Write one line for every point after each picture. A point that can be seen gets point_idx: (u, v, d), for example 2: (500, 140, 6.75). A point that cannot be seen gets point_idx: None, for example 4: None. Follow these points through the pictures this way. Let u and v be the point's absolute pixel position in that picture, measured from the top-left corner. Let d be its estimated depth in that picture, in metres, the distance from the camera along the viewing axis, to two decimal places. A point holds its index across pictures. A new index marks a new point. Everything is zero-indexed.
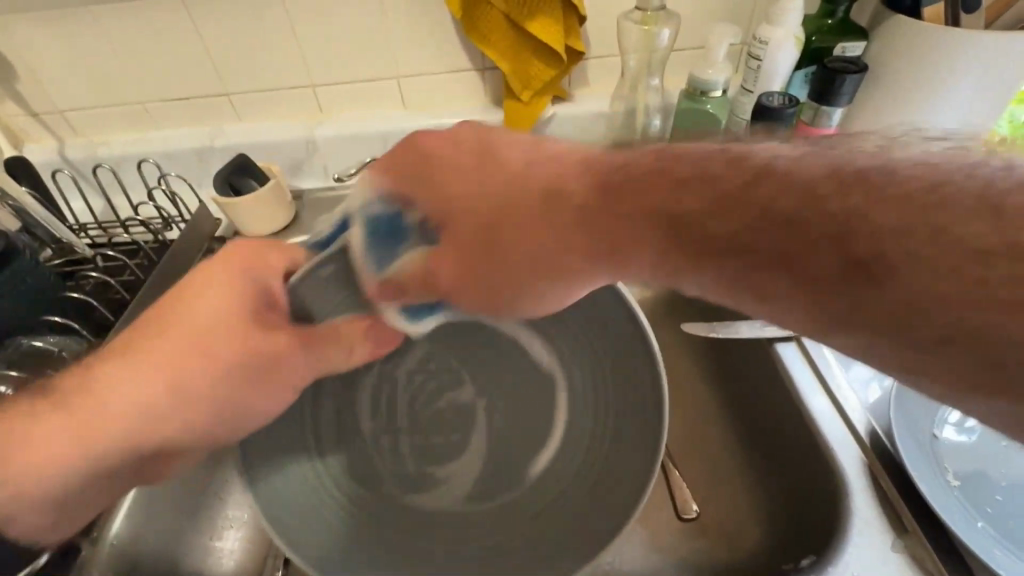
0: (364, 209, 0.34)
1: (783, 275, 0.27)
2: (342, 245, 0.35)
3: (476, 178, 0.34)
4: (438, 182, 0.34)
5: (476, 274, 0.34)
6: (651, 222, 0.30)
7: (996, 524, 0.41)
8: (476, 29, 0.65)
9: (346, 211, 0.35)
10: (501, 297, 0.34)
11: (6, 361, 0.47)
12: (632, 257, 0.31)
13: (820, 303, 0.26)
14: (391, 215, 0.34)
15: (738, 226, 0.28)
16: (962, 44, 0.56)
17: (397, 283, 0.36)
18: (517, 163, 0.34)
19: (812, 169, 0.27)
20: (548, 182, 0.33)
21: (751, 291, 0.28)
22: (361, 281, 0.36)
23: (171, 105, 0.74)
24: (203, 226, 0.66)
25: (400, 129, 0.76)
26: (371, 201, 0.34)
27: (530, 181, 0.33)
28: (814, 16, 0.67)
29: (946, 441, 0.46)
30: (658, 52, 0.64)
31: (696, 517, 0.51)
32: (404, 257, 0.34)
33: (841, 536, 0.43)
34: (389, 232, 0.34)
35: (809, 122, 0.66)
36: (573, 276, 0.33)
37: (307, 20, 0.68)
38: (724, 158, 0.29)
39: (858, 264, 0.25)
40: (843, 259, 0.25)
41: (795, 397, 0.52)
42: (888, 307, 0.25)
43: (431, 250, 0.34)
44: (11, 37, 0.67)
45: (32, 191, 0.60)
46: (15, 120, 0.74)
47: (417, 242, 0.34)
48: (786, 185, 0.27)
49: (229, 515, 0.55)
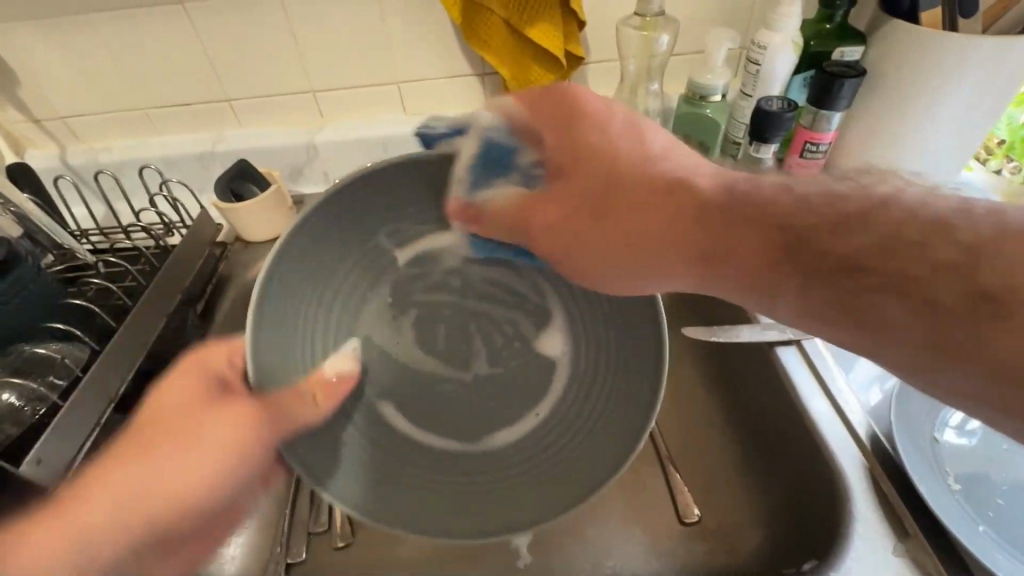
0: (489, 130, 0.40)
1: (815, 275, 0.32)
2: (452, 149, 0.42)
3: (590, 140, 0.39)
4: (577, 134, 0.39)
5: (571, 230, 0.39)
6: (734, 256, 0.34)
7: (997, 527, 0.41)
8: (476, 35, 0.65)
9: (465, 120, 0.42)
10: (599, 269, 0.39)
11: (10, 369, 0.47)
12: (712, 275, 0.35)
13: (871, 323, 0.30)
14: (505, 149, 0.41)
15: (811, 257, 0.32)
16: (960, 47, 0.56)
17: (476, 212, 0.41)
18: (615, 133, 0.39)
19: (867, 218, 0.31)
20: (639, 160, 0.38)
21: (822, 314, 0.32)
22: (448, 197, 0.42)
23: (173, 111, 0.75)
24: (205, 231, 0.65)
25: (400, 135, 0.76)
26: (495, 128, 0.41)
27: (622, 155, 0.38)
28: (813, 21, 0.67)
29: (947, 445, 0.46)
30: (657, 57, 0.64)
31: (696, 521, 0.52)
32: (498, 187, 0.41)
33: (842, 541, 0.43)
34: (496, 165, 0.41)
35: (808, 126, 0.66)
36: (651, 267, 0.37)
37: (309, 26, 0.68)
38: (774, 209, 0.34)
39: (897, 276, 0.29)
40: (895, 293, 0.29)
41: (795, 400, 0.53)
42: (933, 304, 0.28)
43: (525, 190, 0.40)
44: (13, 44, 0.67)
45: (34, 197, 0.61)
46: (17, 126, 0.74)
47: (516, 181, 0.41)
48: (835, 232, 0.31)
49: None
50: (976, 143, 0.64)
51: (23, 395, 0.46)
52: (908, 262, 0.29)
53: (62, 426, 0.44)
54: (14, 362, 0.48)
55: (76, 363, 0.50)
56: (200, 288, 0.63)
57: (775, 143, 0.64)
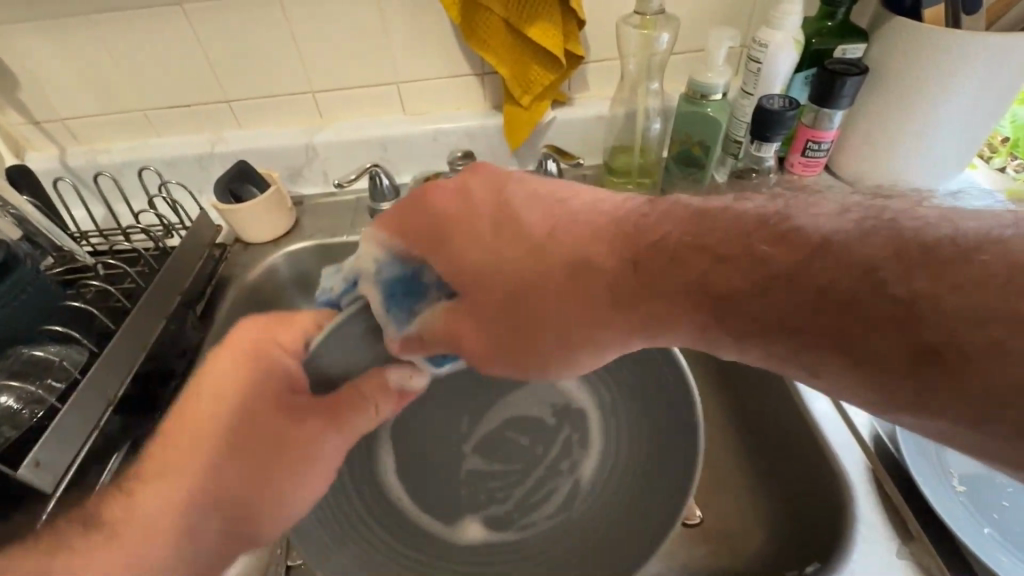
0: (377, 271, 0.40)
1: (785, 337, 0.29)
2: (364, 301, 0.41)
3: (494, 245, 0.37)
4: (453, 245, 0.38)
5: (496, 350, 0.38)
6: (680, 304, 0.32)
7: (1002, 529, 0.41)
8: (475, 35, 0.65)
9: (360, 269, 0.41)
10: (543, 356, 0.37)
11: (6, 371, 0.47)
12: (663, 330, 0.33)
13: (879, 382, 0.26)
14: (402, 278, 0.40)
15: (777, 311, 0.29)
16: (965, 44, 0.56)
17: (418, 338, 0.40)
18: (540, 230, 0.37)
19: (864, 247, 0.27)
20: (572, 259, 0.35)
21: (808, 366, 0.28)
22: (386, 337, 0.41)
23: (172, 112, 0.75)
24: (203, 233, 0.65)
25: (400, 135, 0.76)
26: (383, 262, 0.40)
27: (552, 259, 0.35)
28: (814, 18, 0.67)
29: (951, 445, 0.46)
30: (658, 55, 0.64)
31: (698, 523, 0.52)
32: (426, 314, 0.39)
33: (845, 543, 0.43)
34: (405, 292, 0.40)
35: (810, 125, 0.66)
36: (599, 341, 0.35)
37: (308, 26, 0.68)
38: (759, 225, 0.30)
39: (881, 344, 0.26)
40: (908, 349, 0.25)
41: (798, 400, 0.52)
42: (918, 364, 0.25)
43: (447, 303, 0.39)
44: (11, 46, 0.67)
45: (33, 200, 0.61)
46: (16, 128, 0.74)
47: (436, 298, 0.40)
48: (841, 265, 0.27)
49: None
50: (980, 141, 0.63)
51: (22, 398, 0.46)
52: (893, 336, 0.26)
53: (61, 429, 0.44)
54: (9, 365, 0.47)
55: (74, 366, 0.50)
56: (201, 289, 0.63)
57: (777, 142, 0.63)
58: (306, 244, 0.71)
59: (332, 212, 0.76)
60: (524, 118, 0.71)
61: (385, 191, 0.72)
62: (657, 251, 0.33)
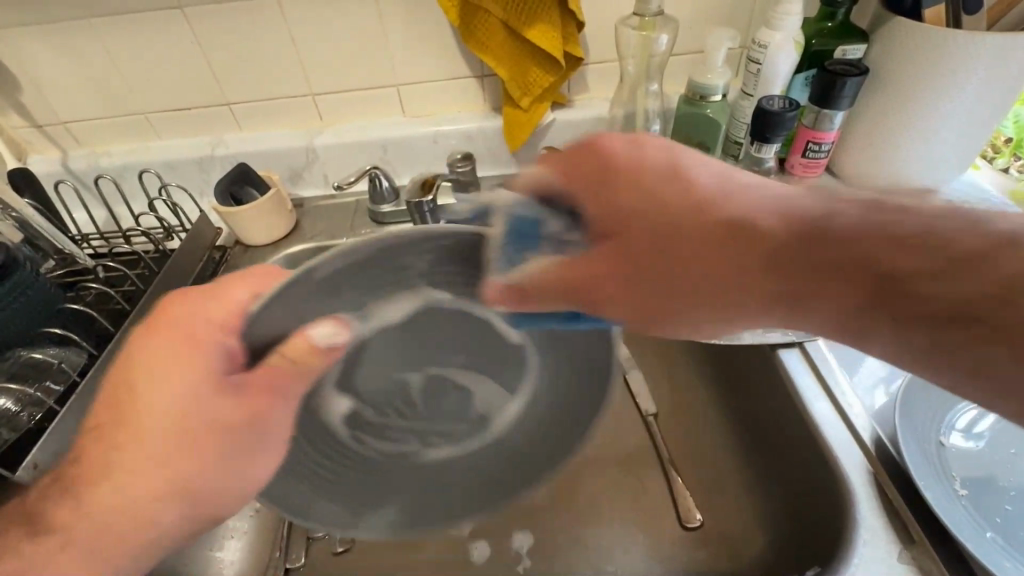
0: (508, 209, 0.35)
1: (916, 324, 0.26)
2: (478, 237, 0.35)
3: (647, 200, 0.33)
4: (606, 197, 0.34)
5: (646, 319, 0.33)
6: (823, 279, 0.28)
7: (1005, 533, 0.40)
8: (474, 37, 0.65)
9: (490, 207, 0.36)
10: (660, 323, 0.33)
11: (6, 374, 0.47)
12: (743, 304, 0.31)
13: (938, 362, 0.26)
14: (529, 222, 0.35)
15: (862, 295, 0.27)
16: (967, 44, 0.55)
17: (521, 288, 0.35)
18: (670, 186, 0.32)
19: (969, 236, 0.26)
20: (731, 215, 0.31)
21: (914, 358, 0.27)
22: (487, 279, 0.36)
23: (173, 115, 0.75)
24: (204, 234, 0.66)
25: (400, 137, 0.76)
26: (515, 205, 0.35)
27: (678, 206, 0.32)
28: (814, 19, 0.67)
29: (953, 448, 0.46)
30: (657, 56, 0.64)
31: (698, 526, 0.52)
32: (533, 263, 0.34)
33: (847, 548, 0.42)
34: (526, 237, 0.35)
35: (810, 126, 0.65)
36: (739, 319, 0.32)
37: (307, 29, 0.68)
38: (883, 237, 0.27)
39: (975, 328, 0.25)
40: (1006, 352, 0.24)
41: (799, 404, 0.51)
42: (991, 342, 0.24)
43: (561, 257, 0.34)
44: (13, 50, 0.68)
45: (35, 203, 0.61)
46: (19, 131, 0.75)
47: (546, 251, 0.35)
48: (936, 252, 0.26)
49: (228, 526, 0.55)
50: (981, 142, 0.63)
51: (19, 400, 0.46)
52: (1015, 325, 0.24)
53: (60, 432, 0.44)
54: (9, 368, 0.47)
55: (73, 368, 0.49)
56: None
57: (777, 143, 0.63)
58: (306, 245, 0.71)
59: (332, 214, 0.76)
60: (523, 120, 0.71)
61: (385, 193, 0.72)
62: (798, 241, 0.29)
